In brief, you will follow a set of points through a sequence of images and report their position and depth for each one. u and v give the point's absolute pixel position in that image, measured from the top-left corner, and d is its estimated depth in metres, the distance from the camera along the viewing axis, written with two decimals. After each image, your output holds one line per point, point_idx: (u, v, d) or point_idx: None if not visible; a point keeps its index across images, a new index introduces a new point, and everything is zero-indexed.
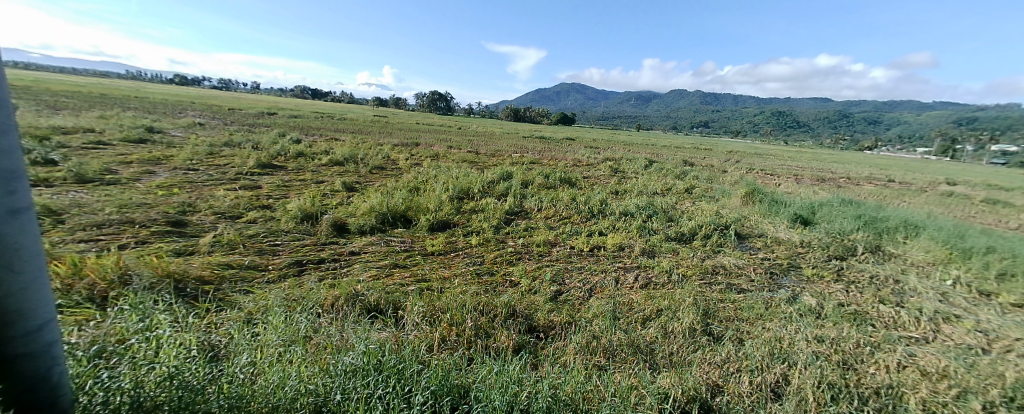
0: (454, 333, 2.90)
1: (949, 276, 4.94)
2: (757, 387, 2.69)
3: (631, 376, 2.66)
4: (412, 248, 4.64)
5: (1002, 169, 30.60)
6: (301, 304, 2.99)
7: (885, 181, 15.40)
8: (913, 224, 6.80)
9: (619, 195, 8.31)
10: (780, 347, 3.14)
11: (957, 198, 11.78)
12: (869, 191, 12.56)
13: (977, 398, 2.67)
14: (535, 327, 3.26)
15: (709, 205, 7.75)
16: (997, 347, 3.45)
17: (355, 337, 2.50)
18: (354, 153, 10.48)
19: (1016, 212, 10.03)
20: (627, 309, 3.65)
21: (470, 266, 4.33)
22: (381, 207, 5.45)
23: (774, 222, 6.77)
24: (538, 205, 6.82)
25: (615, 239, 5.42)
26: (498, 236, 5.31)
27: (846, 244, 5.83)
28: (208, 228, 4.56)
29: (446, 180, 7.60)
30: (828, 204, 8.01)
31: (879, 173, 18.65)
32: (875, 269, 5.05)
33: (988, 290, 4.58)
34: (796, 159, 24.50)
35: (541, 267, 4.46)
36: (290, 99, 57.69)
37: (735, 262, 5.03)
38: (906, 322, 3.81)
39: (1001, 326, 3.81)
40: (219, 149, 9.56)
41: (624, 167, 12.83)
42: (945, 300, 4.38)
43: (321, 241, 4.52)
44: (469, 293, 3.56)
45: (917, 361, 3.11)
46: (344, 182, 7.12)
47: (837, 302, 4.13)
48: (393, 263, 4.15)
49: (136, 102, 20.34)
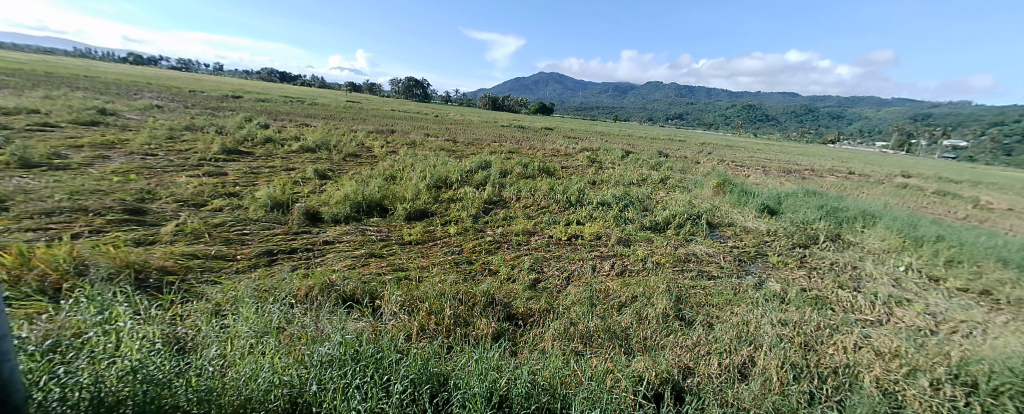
0: (433, 322, 2.89)
1: (902, 262, 5.31)
2: (725, 368, 2.82)
3: (607, 360, 2.74)
4: (389, 237, 4.56)
5: (951, 163, 32.77)
6: (273, 294, 2.89)
7: (845, 174, 16.26)
8: (870, 213, 7.23)
9: (596, 186, 8.39)
10: (746, 330, 3.30)
11: (911, 190, 12.56)
12: (832, 182, 13.24)
13: (925, 375, 2.88)
14: (514, 314, 3.29)
15: (682, 195, 7.99)
16: (943, 329, 3.74)
17: (331, 327, 2.45)
18: (327, 140, 10.15)
19: (962, 203, 10.80)
20: (604, 296, 3.74)
21: (449, 255, 4.30)
22: (356, 195, 5.33)
23: (743, 212, 7.06)
24: (517, 194, 6.83)
25: (592, 229, 5.51)
26: (477, 225, 5.29)
27: (809, 233, 6.15)
28: (170, 216, 4.33)
29: (423, 169, 7.48)
30: (794, 195, 8.39)
31: (842, 166, 19.63)
32: (834, 256, 5.36)
33: (936, 275, 4.95)
34: (766, 152, 25.51)
35: (519, 256, 4.49)
36: (256, 82, 55.30)
37: (706, 250, 5.21)
38: (862, 305, 4.08)
39: (947, 308, 4.13)
40: (180, 133, 9.07)
41: (600, 157, 12.97)
42: (898, 285, 4.71)
43: (292, 230, 4.37)
44: (448, 282, 3.54)
45: (871, 342, 3.35)
46: (315, 169, 6.88)
47: (800, 287, 4.36)
48: (369, 253, 4.07)
49: (84, 82, 18.90)
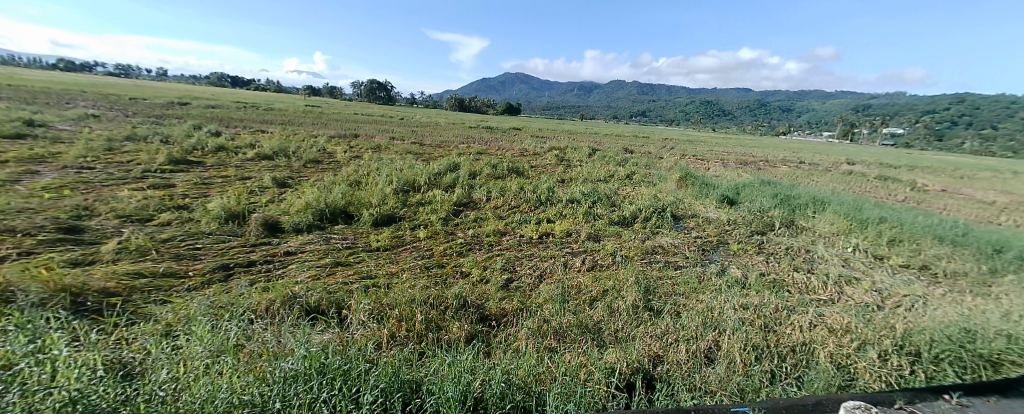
0: (403, 329, 2.83)
1: (850, 244, 5.70)
2: (693, 354, 2.93)
3: (580, 355, 2.78)
4: (355, 244, 4.43)
5: (889, 150, 35.51)
6: (230, 310, 2.74)
7: (797, 163, 17.32)
8: (820, 200, 7.72)
9: (565, 184, 8.50)
10: (711, 316, 3.45)
11: (855, 176, 13.52)
12: (786, 172, 14.05)
13: (873, 347, 3.09)
14: (487, 316, 3.28)
15: (648, 190, 8.23)
16: (889, 303, 4.04)
17: (295, 341, 2.34)
18: (286, 146, 9.75)
19: (900, 187, 11.72)
20: (575, 292, 3.81)
21: (419, 259, 4.23)
22: (319, 203, 5.15)
23: (705, 203, 7.37)
24: (487, 195, 6.81)
25: (563, 226, 5.58)
26: (448, 228, 5.23)
27: (766, 220, 6.49)
28: (112, 233, 4.02)
29: (389, 173, 7.33)
30: (751, 185, 8.83)
31: (794, 156, 20.86)
32: (789, 241, 5.69)
33: (880, 254, 5.35)
34: (725, 145, 26.75)
35: (491, 257, 4.48)
36: (207, 87, 52.34)
37: (671, 242, 5.39)
38: (815, 286, 4.35)
39: (891, 285, 4.47)
40: (120, 144, 8.43)
41: (568, 156, 13.16)
42: (847, 264, 5.06)
43: (250, 242, 4.17)
44: (419, 287, 3.49)
45: (825, 320, 3.57)
46: (273, 177, 6.58)
47: (759, 272, 4.60)
48: (335, 262, 3.94)
49: (5, 91, 17.22)
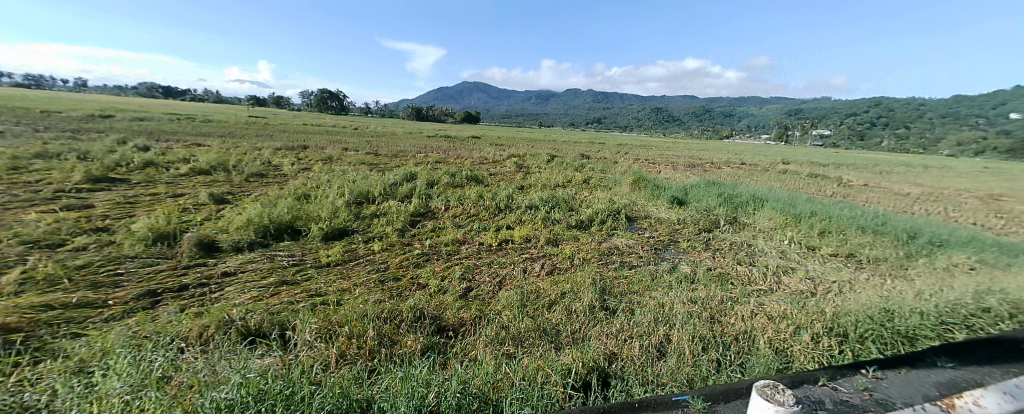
0: (354, 346, 2.73)
1: (786, 237, 6.18)
2: (646, 349, 3.05)
3: (538, 358, 2.80)
4: (303, 261, 4.23)
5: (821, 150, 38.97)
6: (156, 340, 2.52)
7: (739, 164, 18.60)
8: (758, 197, 8.33)
9: (524, 190, 8.60)
10: (662, 312, 3.60)
11: (790, 174, 14.73)
12: (729, 172, 15.05)
13: (806, 331, 3.36)
14: (444, 326, 3.23)
15: (603, 193, 8.51)
16: (820, 290, 4.40)
17: (231, 368, 2.19)
18: (226, 160, 9.17)
19: (828, 183, 12.89)
20: (534, 296, 3.84)
21: (373, 273, 4.10)
22: (262, 219, 4.87)
23: (657, 204, 7.72)
24: (445, 204, 6.75)
25: (522, 232, 5.64)
26: (404, 239, 5.12)
27: (711, 218, 6.91)
28: (13, 262, 3.59)
29: (341, 185, 7.08)
30: (698, 186, 9.36)
31: (737, 157, 22.39)
32: (733, 237, 6.08)
33: (813, 245, 5.84)
34: (676, 149, 28.23)
35: (449, 266, 4.43)
36: (137, 97, 48.14)
37: (626, 243, 5.60)
38: (756, 277, 4.67)
39: (822, 272, 4.89)
40: (26, 162, 7.55)
41: (527, 162, 13.35)
42: (784, 256, 5.48)
43: (182, 264, 3.86)
44: (373, 301, 3.38)
45: (765, 308, 3.83)
46: (211, 193, 6.16)
47: (706, 267, 4.88)
48: (280, 280, 3.74)
49: None
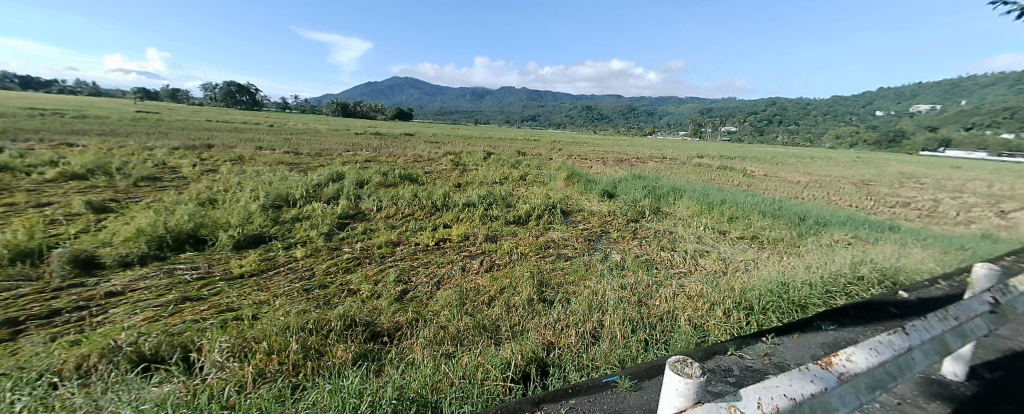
0: (275, 362, 2.49)
1: (701, 223, 6.84)
2: (582, 336, 3.18)
3: (478, 355, 2.79)
4: (212, 274, 3.77)
5: (729, 145, 43.81)
6: (12, 380, 2.08)
7: (661, 159, 20.22)
8: (677, 188, 9.12)
9: (460, 188, 8.51)
10: (595, 299, 3.79)
11: (703, 167, 16.33)
12: (652, 166, 16.28)
13: (718, 306, 3.74)
14: (379, 332, 3.08)
15: (539, 189, 8.72)
16: (730, 269, 4.94)
17: (117, 402, 1.88)
18: (107, 162, 7.84)
19: (734, 174, 14.51)
20: (473, 294, 3.82)
21: (297, 282, 3.78)
22: (158, 228, 4.25)
23: (589, 198, 8.10)
24: (377, 204, 6.44)
25: (460, 230, 5.58)
26: (332, 243, 4.80)
27: (637, 209, 7.42)
28: None
29: (256, 187, 6.42)
30: (626, 180, 9.99)
31: (660, 152, 24.31)
32: (657, 226, 6.59)
33: (724, 230, 6.54)
34: (605, 145, 29.87)
35: (383, 269, 4.24)
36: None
37: (562, 236, 5.80)
38: (677, 261, 5.11)
39: (731, 254, 5.49)
40: None
41: (463, 160, 13.23)
42: (700, 241, 6.06)
43: (51, 286, 3.24)
44: (297, 312, 3.12)
45: (685, 289, 4.21)
46: (87, 201, 5.23)
47: (634, 255, 5.22)
48: (183, 297, 3.29)
49: None
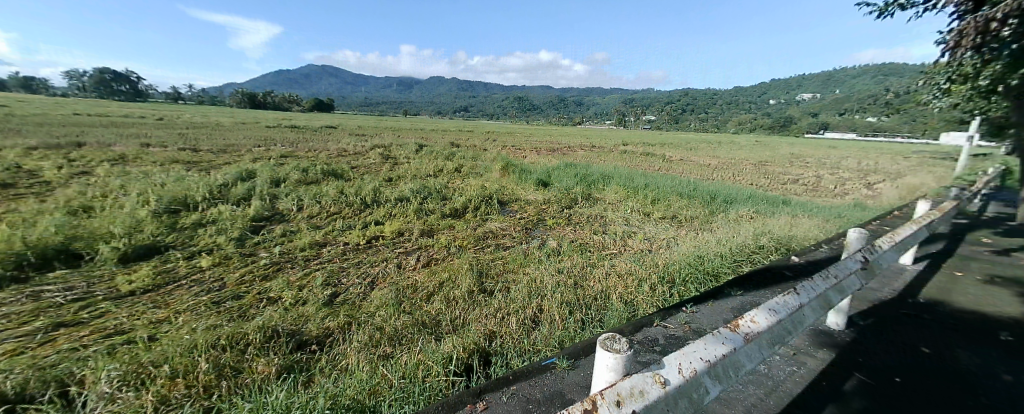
0: (180, 387, 2.17)
1: (628, 207, 7.31)
2: (523, 322, 3.23)
3: (418, 352, 2.70)
4: (90, 294, 3.17)
5: (650, 133, 47.55)
6: None
7: (590, 147, 21.21)
8: (606, 175, 9.64)
9: (392, 183, 8.13)
10: (535, 286, 3.87)
11: (628, 154, 17.46)
12: (582, 155, 17.02)
13: (646, 282, 4.04)
14: (307, 341, 2.84)
15: (475, 180, 8.66)
16: (654, 247, 5.35)
17: None
18: None
19: (655, 159, 15.73)
20: (410, 291, 3.68)
21: (204, 294, 3.33)
22: (7, 245, 3.46)
23: (524, 188, 8.23)
24: (298, 204, 5.91)
25: (393, 226, 5.34)
26: (246, 249, 4.30)
27: (570, 196, 7.71)
28: None
29: (145, 191, 5.52)
30: (559, 168, 10.31)
31: (589, 141, 25.52)
32: (589, 211, 6.91)
33: (648, 211, 7.06)
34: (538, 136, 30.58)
35: (309, 273, 3.91)
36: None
37: (499, 226, 5.82)
38: (608, 243, 5.41)
39: (655, 233, 5.95)
40: None
41: (394, 153, 12.66)
42: (628, 223, 6.47)
43: None
44: (205, 329, 2.75)
45: (616, 269, 4.47)
46: None
47: (569, 240, 5.43)
48: (50, 325, 2.73)
49: None
